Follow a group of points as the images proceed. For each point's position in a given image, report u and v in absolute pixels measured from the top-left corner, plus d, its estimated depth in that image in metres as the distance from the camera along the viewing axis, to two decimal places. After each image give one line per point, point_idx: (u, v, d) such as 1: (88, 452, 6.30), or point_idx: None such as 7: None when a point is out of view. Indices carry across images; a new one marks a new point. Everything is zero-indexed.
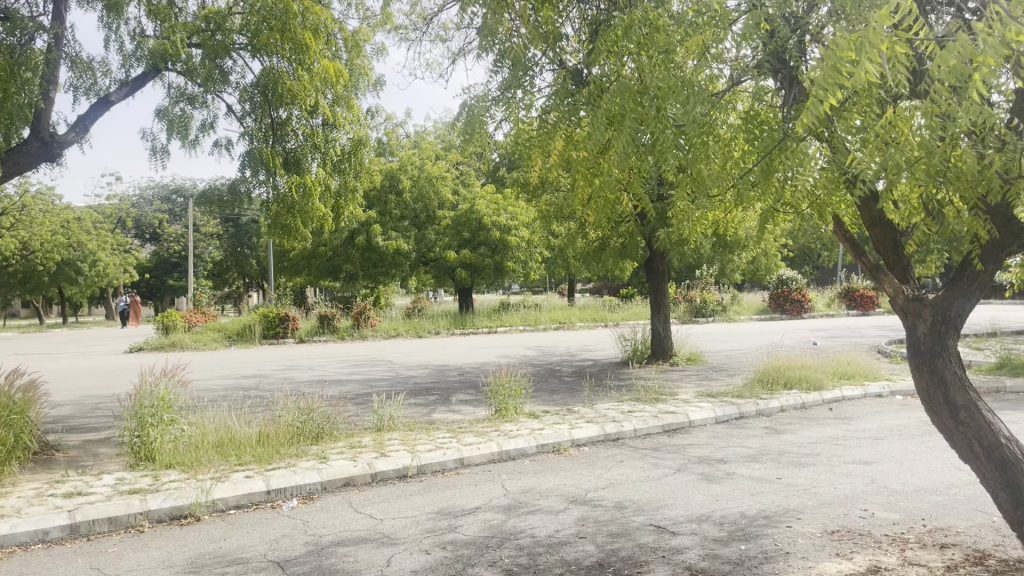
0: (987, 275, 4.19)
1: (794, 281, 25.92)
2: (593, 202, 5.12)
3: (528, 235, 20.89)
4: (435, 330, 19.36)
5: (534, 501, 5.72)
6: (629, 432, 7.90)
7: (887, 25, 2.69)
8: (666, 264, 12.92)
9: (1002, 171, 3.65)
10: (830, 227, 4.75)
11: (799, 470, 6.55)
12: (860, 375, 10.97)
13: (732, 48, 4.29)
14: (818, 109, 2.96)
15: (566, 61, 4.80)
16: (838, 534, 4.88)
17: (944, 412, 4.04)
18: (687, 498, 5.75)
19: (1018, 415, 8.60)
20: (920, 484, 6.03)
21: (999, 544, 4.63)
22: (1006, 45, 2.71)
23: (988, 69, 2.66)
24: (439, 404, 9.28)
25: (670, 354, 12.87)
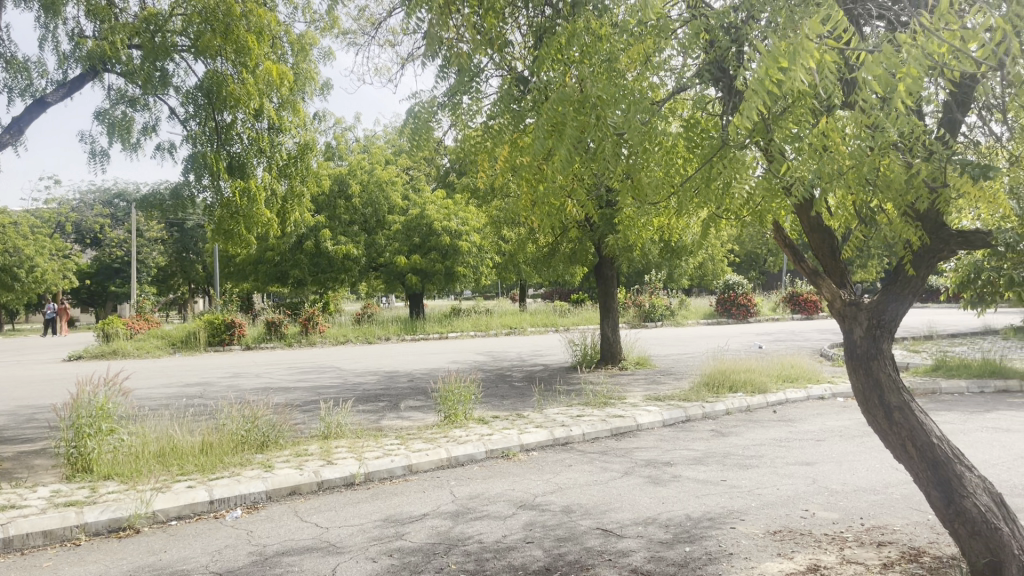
0: (919, 280, 4.34)
1: (740, 286, 26.32)
2: (538, 208, 5.15)
3: (479, 241, 20.86)
4: (386, 336, 19.22)
5: (482, 507, 5.71)
6: (578, 436, 7.96)
7: (818, 35, 2.79)
8: (615, 269, 13.03)
9: (931, 181, 3.80)
10: (770, 231, 4.84)
11: (743, 472, 6.67)
12: (803, 378, 11.21)
13: (674, 57, 4.36)
14: (751, 116, 3.04)
15: (513, 67, 4.81)
16: (780, 534, 4.98)
17: (879, 413, 4.15)
18: (634, 501, 5.81)
19: (951, 415, 8.89)
20: (859, 483, 6.18)
21: (933, 542, 4.77)
22: (927, 57, 2.84)
23: (912, 80, 2.77)
24: (388, 410, 9.23)
25: (619, 358, 12.99)
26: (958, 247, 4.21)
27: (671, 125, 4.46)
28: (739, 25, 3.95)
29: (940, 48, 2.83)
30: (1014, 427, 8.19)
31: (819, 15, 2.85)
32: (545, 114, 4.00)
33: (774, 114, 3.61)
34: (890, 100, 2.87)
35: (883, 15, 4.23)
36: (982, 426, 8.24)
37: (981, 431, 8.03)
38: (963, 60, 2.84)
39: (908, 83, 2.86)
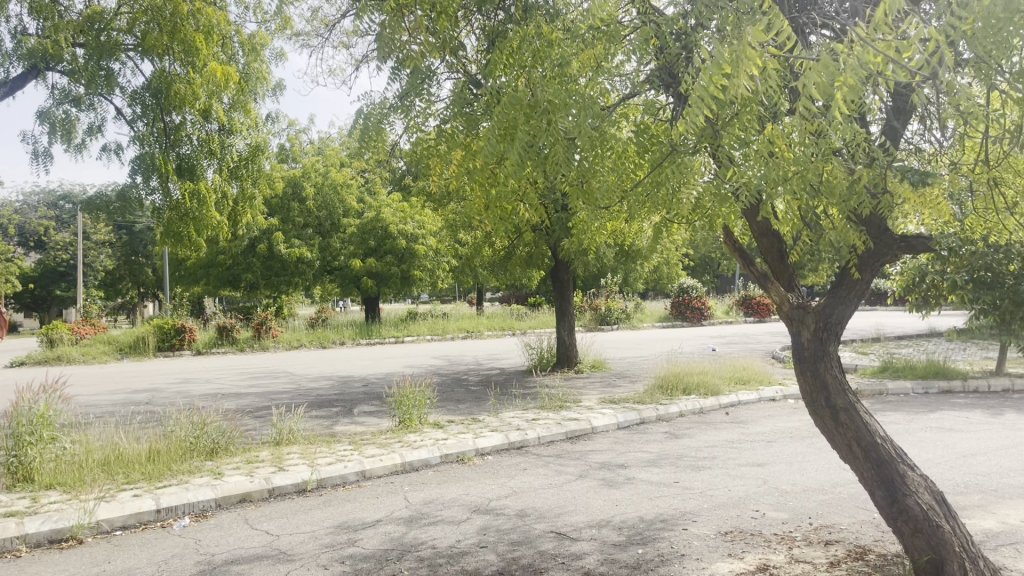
0: (863, 284, 4.44)
1: (694, 289, 26.63)
2: (490, 212, 5.15)
3: (435, 244, 20.79)
4: (340, 341, 19.02)
5: (436, 512, 5.68)
6: (533, 440, 7.96)
7: (759, 43, 2.84)
8: (571, 272, 13.07)
9: (872, 187, 3.89)
10: (720, 236, 4.91)
11: (696, 473, 6.73)
12: (754, 380, 11.38)
13: (625, 63, 4.40)
14: (696, 122, 3.09)
15: (466, 70, 4.80)
16: (730, 534, 5.04)
17: (826, 414, 4.22)
18: (588, 504, 5.83)
19: (897, 416, 9.10)
20: (808, 484, 6.29)
21: (878, 540, 4.87)
22: (864, 67, 2.92)
23: (849, 88, 2.84)
24: (342, 416, 9.13)
25: (575, 362, 13.04)
26: (900, 251, 4.33)
27: (622, 131, 4.50)
28: (689, 32, 3.99)
29: (875, 58, 2.92)
30: (957, 427, 8.41)
31: (762, 24, 2.91)
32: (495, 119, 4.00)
33: (721, 120, 3.67)
34: (830, 108, 2.94)
35: (827, 25, 4.31)
36: (926, 426, 8.45)
37: (926, 431, 8.23)
38: (900, 71, 2.93)
39: (846, 90, 2.94)
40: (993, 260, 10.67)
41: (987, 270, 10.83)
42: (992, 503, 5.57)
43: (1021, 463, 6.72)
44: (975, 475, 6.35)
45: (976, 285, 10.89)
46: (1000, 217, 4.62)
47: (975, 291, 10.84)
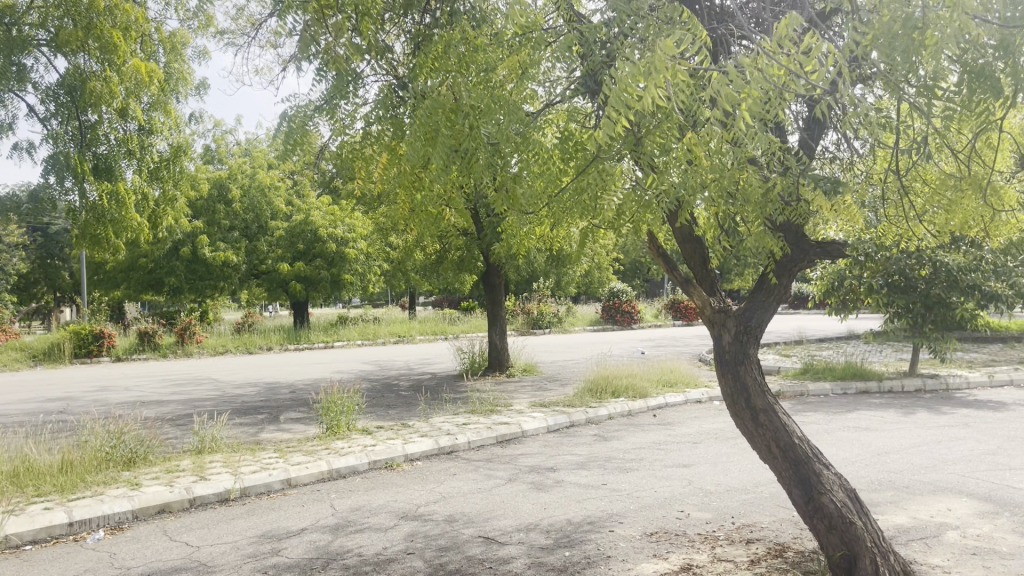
0: (782, 288, 4.56)
1: (624, 294, 26.98)
2: (415, 218, 5.12)
3: (366, 248, 20.59)
4: (268, 346, 18.64)
5: (363, 520, 5.61)
6: (463, 444, 7.94)
7: (669, 54, 2.89)
8: (503, 277, 13.08)
9: (785, 194, 4.03)
10: (645, 242, 5.00)
11: (623, 475, 6.82)
12: (681, 382, 11.59)
13: (550, 69, 4.44)
14: (613, 129, 3.12)
15: (391, 72, 4.74)
16: (656, 535, 5.12)
17: (746, 415, 4.32)
18: (516, 508, 5.84)
19: (817, 416, 9.39)
20: (731, 484, 6.43)
21: (797, 537, 5.02)
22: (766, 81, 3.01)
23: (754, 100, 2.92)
24: (267, 423, 8.95)
25: (506, 366, 13.05)
26: (816, 257, 4.47)
27: (547, 137, 4.53)
28: (612, 41, 4.02)
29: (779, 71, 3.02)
30: (872, 426, 8.73)
31: (673, 37, 2.96)
32: (417, 123, 3.96)
33: (641, 126, 3.72)
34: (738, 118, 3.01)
35: (744, 37, 4.43)
36: (844, 426, 8.74)
37: (843, 430, 8.50)
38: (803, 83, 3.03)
39: (752, 102, 3.03)
40: (905, 266, 11.10)
41: (900, 275, 11.30)
42: (903, 499, 5.79)
43: (931, 460, 7.02)
44: (889, 473, 6.59)
45: (890, 289, 11.31)
46: (909, 224, 4.85)
47: (889, 295, 11.30)
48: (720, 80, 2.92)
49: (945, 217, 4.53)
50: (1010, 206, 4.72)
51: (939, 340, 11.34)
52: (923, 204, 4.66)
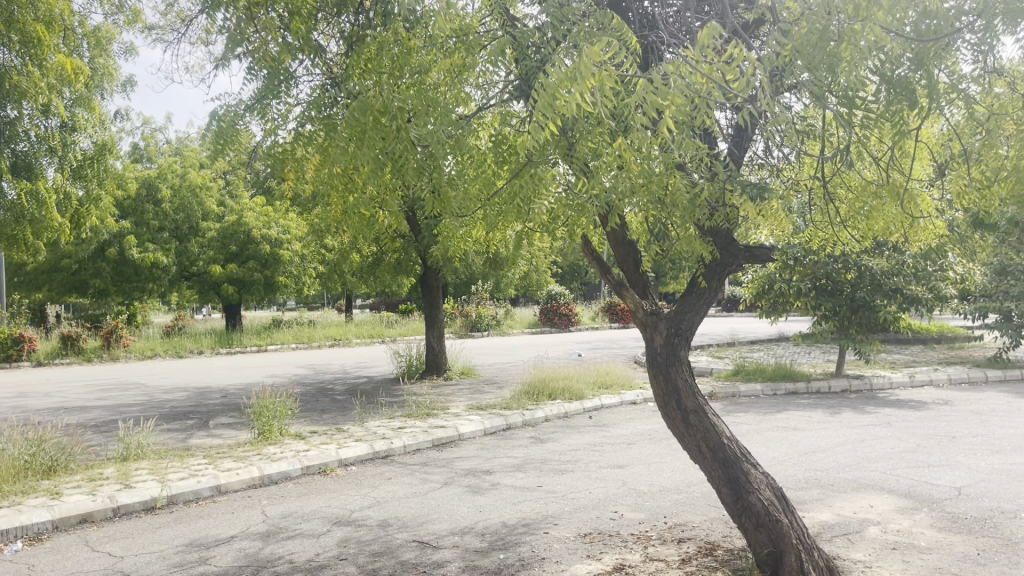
0: (711, 292, 4.66)
1: (561, 296, 27.15)
2: (347, 220, 5.05)
3: (301, 250, 20.29)
4: (198, 350, 18.20)
5: (295, 526, 5.52)
6: (399, 448, 7.87)
7: (594, 60, 2.92)
8: (440, 280, 13.05)
9: (711, 199, 4.12)
10: (579, 245, 5.03)
11: (559, 477, 6.85)
12: (617, 384, 11.71)
13: (485, 72, 4.41)
14: (541, 132, 3.12)
15: (323, 71, 4.63)
16: (590, 536, 5.16)
17: (676, 416, 4.38)
18: (452, 511, 5.82)
19: (748, 416, 9.60)
20: (664, 484, 6.54)
21: (726, 535, 5.12)
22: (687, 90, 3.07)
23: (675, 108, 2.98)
24: (197, 429, 8.73)
25: (444, 369, 12.98)
26: (745, 261, 4.58)
27: (480, 139, 4.51)
28: (545, 46, 4.01)
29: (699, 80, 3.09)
30: (800, 426, 8.97)
31: (599, 44, 2.99)
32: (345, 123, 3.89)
33: (574, 129, 3.74)
34: (661, 125, 3.06)
35: (676, 43, 4.49)
36: (773, 426, 8.96)
37: (772, 430, 8.71)
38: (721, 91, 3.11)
39: (675, 110, 3.09)
40: (832, 270, 11.43)
41: (828, 279, 11.62)
42: (829, 497, 5.97)
43: (855, 459, 7.24)
44: (815, 471, 6.78)
45: (818, 292, 11.64)
46: (834, 229, 5.01)
47: (817, 298, 11.60)
48: (642, 87, 2.98)
49: (867, 222, 4.70)
50: (927, 212, 4.92)
51: (863, 342, 11.72)
52: (847, 210, 4.82)
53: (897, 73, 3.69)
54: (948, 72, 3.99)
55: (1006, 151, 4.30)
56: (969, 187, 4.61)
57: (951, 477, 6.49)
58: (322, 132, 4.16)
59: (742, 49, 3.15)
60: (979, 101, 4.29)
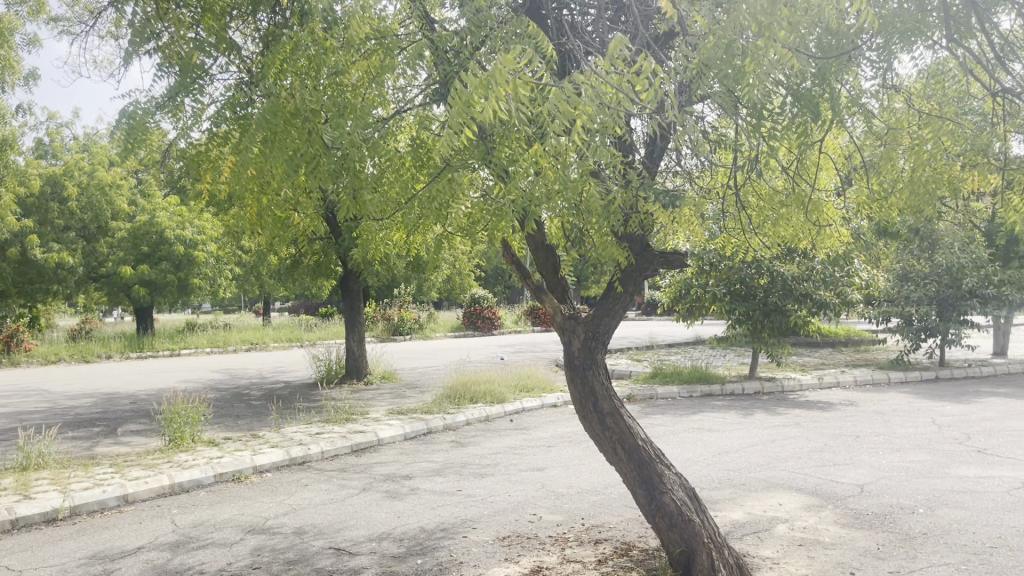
0: (627, 297, 4.74)
1: (485, 300, 27.21)
2: (263, 223, 4.92)
3: (216, 252, 19.86)
4: (106, 354, 17.52)
5: (206, 535, 5.37)
6: (316, 454, 7.75)
7: (510, 68, 2.95)
8: (361, 283, 12.92)
9: (625, 206, 4.20)
10: (499, 249, 5.04)
11: (478, 481, 6.85)
12: (538, 387, 11.77)
13: (404, 76, 4.37)
14: (455, 138, 3.12)
15: (237, 69, 4.48)
16: (507, 539, 5.18)
17: (593, 419, 4.43)
18: (369, 517, 5.76)
19: (665, 418, 9.81)
20: (582, 486, 6.62)
21: (641, 536, 5.21)
22: (599, 100, 3.12)
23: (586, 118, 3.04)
24: (103, 437, 8.40)
25: (364, 373, 12.83)
26: (660, 267, 4.67)
27: (398, 143, 4.47)
28: (464, 50, 3.99)
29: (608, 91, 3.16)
30: (714, 427, 9.19)
31: (514, 51, 3.01)
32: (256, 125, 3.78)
33: (490, 135, 3.75)
34: (572, 134, 3.11)
35: (592, 51, 4.57)
36: (688, 427, 9.17)
37: (688, 431, 8.91)
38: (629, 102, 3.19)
39: (587, 119, 3.14)
40: (746, 275, 11.79)
41: (741, 284, 11.97)
42: (740, 496, 6.13)
43: (765, 458, 7.48)
44: (728, 471, 6.97)
45: (732, 297, 11.98)
46: (746, 236, 5.18)
47: (731, 302, 11.92)
48: (554, 96, 3.01)
49: (776, 229, 4.85)
50: (832, 220, 5.12)
51: (775, 345, 12.06)
52: (757, 217, 4.97)
53: (802, 87, 3.84)
54: (850, 87, 4.19)
55: (903, 164, 4.54)
56: (872, 197, 4.83)
57: (855, 475, 6.77)
58: (234, 132, 4.06)
59: (650, 62, 3.23)
60: (879, 115, 4.52)
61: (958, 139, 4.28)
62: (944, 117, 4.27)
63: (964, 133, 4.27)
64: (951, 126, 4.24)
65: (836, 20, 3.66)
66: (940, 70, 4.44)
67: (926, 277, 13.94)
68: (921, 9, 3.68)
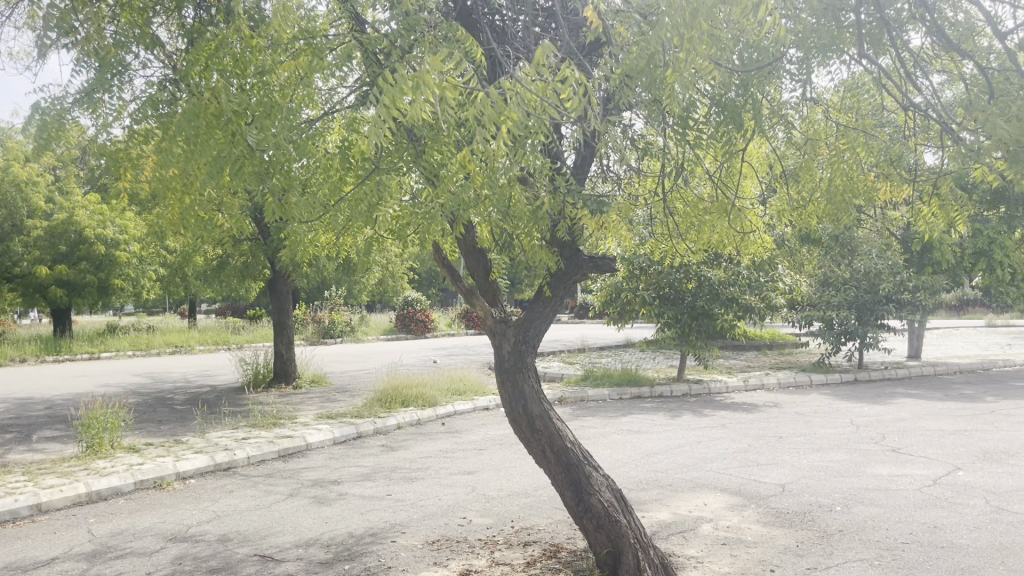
0: (556, 300, 4.79)
1: (418, 302, 27.05)
2: (186, 225, 4.78)
3: (139, 252, 19.28)
4: (19, 358, 16.80)
5: (125, 544, 5.21)
6: (242, 460, 7.59)
7: (437, 71, 2.96)
8: (290, 285, 12.72)
9: (551, 211, 4.25)
10: (431, 252, 5.03)
11: (408, 485, 6.81)
12: (470, 390, 11.76)
13: (333, 77, 4.33)
14: (381, 139, 3.10)
15: (159, 65, 4.34)
16: (437, 543, 5.17)
17: (523, 422, 4.45)
18: (297, 523, 5.67)
19: (595, 420, 9.92)
20: (512, 488, 6.64)
21: (570, 537, 5.26)
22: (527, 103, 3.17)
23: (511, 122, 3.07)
24: (16, 444, 8.07)
25: (293, 377, 12.62)
26: (589, 271, 4.73)
27: (326, 144, 4.41)
28: (393, 53, 3.98)
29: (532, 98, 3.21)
30: (642, 429, 9.33)
31: (441, 52, 3.03)
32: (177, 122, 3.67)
33: (419, 138, 3.73)
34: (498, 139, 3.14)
35: (518, 56, 4.61)
36: (618, 429, 9.29)
37: (617, 433, 9.03)
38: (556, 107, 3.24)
39: (512, 124, 3.18)
40: (674, 279, 12.03)
41: (670, 288, 12.18)
42: (667, 497, 6.25)
43: (692, 459, 7.63)
44: (656, 472, 7.09)
45: (661, 300, 12.19)
46: (673, 243, 5.29)
47: (660, 306, 12.13)
48: (481, 101, 3.03)
49: (701, 236, 4.96)
50: (756, 228, 5.24)
51: (702, 348, 12.32)
52: (683, 224, 5.07)
53: (726, 97, 3.96)
54: (772, 98, 4.32)
55: (821, 173, 4.73)
56: (792, 205, 5.00)
57: (777, 475, 6.96)
58: (155, 130, 3.96)
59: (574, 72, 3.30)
60: (799, 126, 4.69)
61: (871, 151, 4.48)
62: (859, 129, 4.46)
63: (876, 145, 4.47)
64: (864, 138, 4.44)
65: (755, 35, 3.79)
66: (856, 85, 4.62)
67: (846, 283, 14.43)
68: (837, 25, 3.87)
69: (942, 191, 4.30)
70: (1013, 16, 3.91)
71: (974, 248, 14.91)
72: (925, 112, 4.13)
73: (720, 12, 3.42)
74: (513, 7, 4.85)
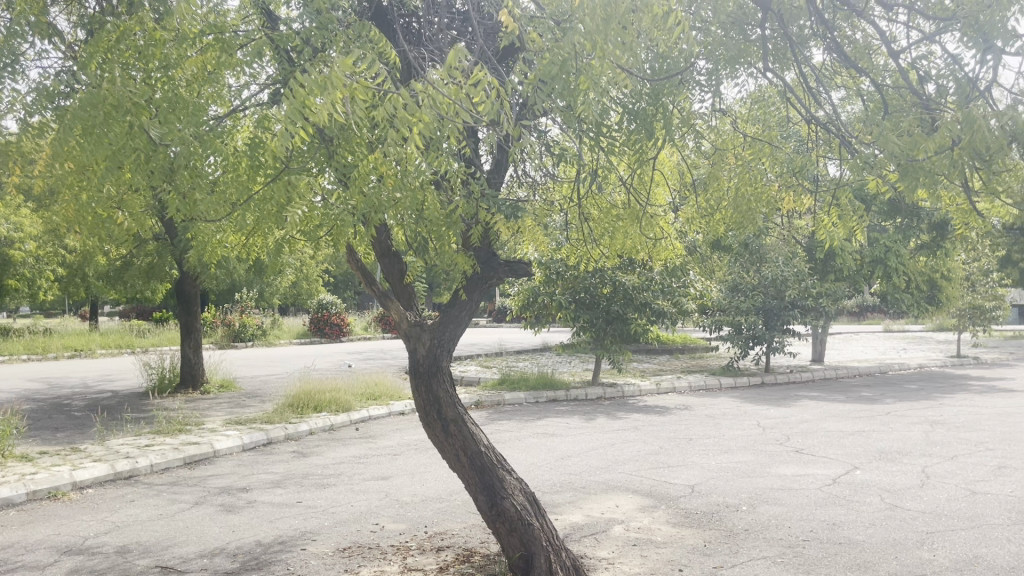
0: (471, 304, 4.79)
1: (333, 306, 26.58)
2: (83, 224, 4.57)
3: (35, 251, 18.30)
4: None
5: (15, 558, 4.93)
6: (144, 468, 7.30)
7: (349, 72, 2.90)
8: (198, 287, 12.33)
9: (465, 215, 4.25)
10: (345, 254, 4.97)
11: (320, 492, 6.67)
12: (385, 395, 11.62)
13: (242, 75, 4.23)
14: (289, 140, 3.02)
15: (54, 55, 4.13)
16: (348, 550, 5.08)
17: (437, 426, 4.41)
18: (202, 533, 5.49)
19: (511, 423, 9.94)
20: (426, 493, 6.59)
21: (484, 541, 5.25)
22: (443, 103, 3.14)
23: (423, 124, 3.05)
24: None
25: (201, 382, 12.21)
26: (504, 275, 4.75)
27: (233, 142, 4.29)
28: (305, 51, 3.90)
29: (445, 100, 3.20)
30: (557, 432, 9.40)
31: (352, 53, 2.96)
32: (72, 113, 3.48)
33: (330, 138, 3.67)
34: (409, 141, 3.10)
35: (434, 60, 4.61)
36: (533, 433, 9.33)
37: (533, 437, 9.07)
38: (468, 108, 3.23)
39: (423, 127, 3.15)
40: (590, 284, 12.18)
41: (586, 292, 12.31)
42: (580, 499, 6.31)
43: (605, 462, 7.73)
44: (570, 475, 7.15)
45: (577, 305, 12.30)
46: (586, 248, 5.35)
47: (576, 310, 12.25)
48: (392, 102, 3.00)
49: (613, 243, 5.02)
50: (667, 234, 5.34)
51: (616, 352, 12.51)
52: (597, 229, 5.14)
53: (636, 105, 4.03)
54: (682, 107, 4.42)
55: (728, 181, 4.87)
56: (702, 213, 5.13)
57: (687, 476, 7.12)
58: (50, 123, 3.76)
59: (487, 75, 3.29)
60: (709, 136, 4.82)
61: (775, 162, 4.67)
62: (765, 141, 4.63)
63: (780, 156, 4.65)
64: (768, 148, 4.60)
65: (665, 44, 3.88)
66: (762, 97, 4.80)
67: (754, 289, 14.88)
68: (745, 38, 3.98)
69: (841, 202, 4.50)
70: (905, 35, 4.14)
71: (871, 256, 15.58)
72: (825, 126, 4.30)
73: (632, 20, 3.46)
74: (429, 11, 4.86)
